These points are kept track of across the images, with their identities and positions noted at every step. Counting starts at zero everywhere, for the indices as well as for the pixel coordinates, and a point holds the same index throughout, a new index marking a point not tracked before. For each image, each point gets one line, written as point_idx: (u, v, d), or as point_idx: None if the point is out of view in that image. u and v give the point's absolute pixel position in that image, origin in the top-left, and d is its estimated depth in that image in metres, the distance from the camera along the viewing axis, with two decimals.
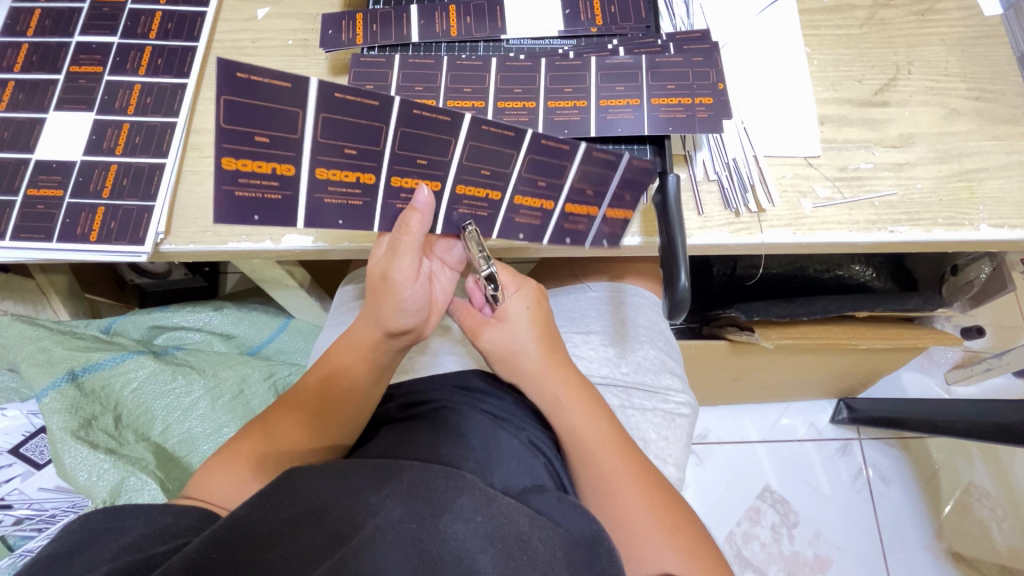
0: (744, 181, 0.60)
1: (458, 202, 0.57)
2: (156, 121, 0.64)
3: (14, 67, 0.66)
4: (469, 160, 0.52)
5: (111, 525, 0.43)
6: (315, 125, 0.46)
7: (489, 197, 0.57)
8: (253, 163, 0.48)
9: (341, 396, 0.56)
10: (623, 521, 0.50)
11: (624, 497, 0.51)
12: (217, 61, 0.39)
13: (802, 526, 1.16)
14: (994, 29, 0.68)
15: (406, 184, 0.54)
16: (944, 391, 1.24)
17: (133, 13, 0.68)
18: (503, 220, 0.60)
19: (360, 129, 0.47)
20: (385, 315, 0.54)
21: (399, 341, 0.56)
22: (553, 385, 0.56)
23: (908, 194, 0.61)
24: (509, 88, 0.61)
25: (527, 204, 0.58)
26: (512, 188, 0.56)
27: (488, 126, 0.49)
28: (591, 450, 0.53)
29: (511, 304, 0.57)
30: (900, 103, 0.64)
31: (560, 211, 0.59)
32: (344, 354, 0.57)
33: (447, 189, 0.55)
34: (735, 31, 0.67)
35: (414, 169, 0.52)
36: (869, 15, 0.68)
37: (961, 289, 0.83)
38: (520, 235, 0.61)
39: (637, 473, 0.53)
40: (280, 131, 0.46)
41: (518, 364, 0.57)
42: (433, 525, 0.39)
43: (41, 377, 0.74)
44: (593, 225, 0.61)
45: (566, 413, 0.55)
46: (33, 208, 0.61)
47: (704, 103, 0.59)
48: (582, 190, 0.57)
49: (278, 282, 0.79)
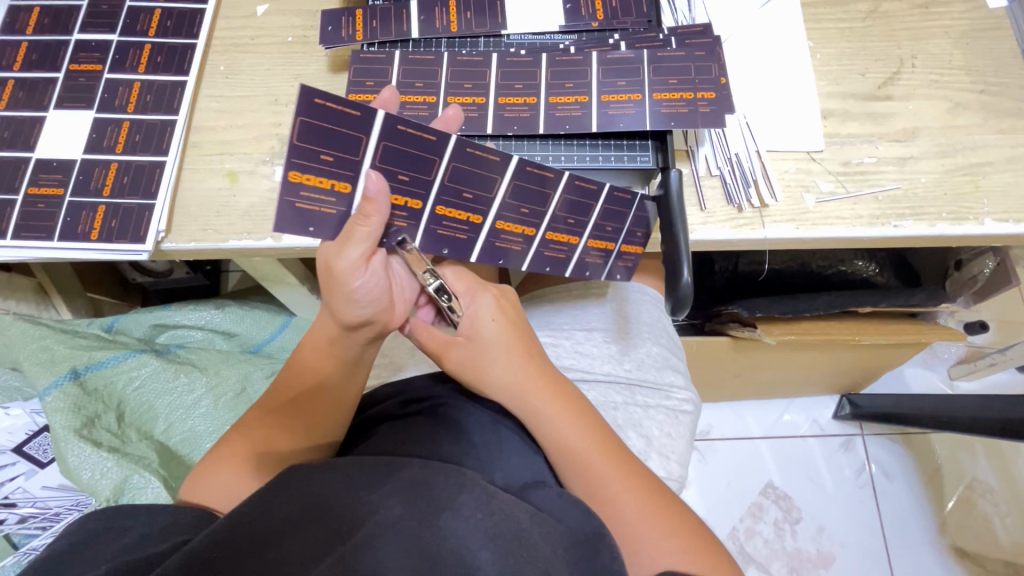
0: (746, 175, 0.60)
1: (495, 236, 0.59)
2: (156, 119, 0.64)
3: (13, 66, 0.66)
4: (511, 198, 0.56)
5: (114, 524, 0.43)
6: (376, 151, 0.50)
7: (524, 233, 0.59)
8: (315, 178, 0.50)
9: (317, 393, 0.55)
10: (618, 526, 0.49)
11: (617, 498, 0.50)
12: (302, 86, 0.44)
13: (805, 523, 1.15)
14: (998, 21, 0.67)
15: (449, 214, 0.56)
16: (948, 387, 1.25)
17: (132, 11, 0.68)
18: (535, 257, 0.61)
19: (416, 159, 0.51)
20: (341, 310, 0.51)
21: (362, 333, 0.53)
22: (529, 393, 0.53)
23: (912, 189, 0.60)
24: (510, 84, 0.61)
25: (556, 239, 0.60)
26: (545, 225, 0.59)
27: (533, 167, 0.54)
28: (577, 456, 0.52)
29: (472, 315, 0.55)
30: (903, 97, 0.64)
31: (583, 245, 0.61)
32: (310, 352, 0.55)
33: (486, 225, 0.58)
34: (737, 25, 0.66)
35: (460, 202, 0.56)
36: (872, 7, 0.68)
37: (964, 284, 0.83)
38: (547, 269, 0.62)
39: (627, 472, 0.51)
40: (344, 153, 0.49)
41: (489, 377, 0.54)
42: (433, 522, 0.39)
43: (44, 375, 0.74)
44: (542, 255, 0.61)
45: (544, 423, 0.53)
46: (34, 207, 0.61)
47: (705, 97, 0.58)
48: (603, 226, 0.59)
49: (278, 280, 0.79)
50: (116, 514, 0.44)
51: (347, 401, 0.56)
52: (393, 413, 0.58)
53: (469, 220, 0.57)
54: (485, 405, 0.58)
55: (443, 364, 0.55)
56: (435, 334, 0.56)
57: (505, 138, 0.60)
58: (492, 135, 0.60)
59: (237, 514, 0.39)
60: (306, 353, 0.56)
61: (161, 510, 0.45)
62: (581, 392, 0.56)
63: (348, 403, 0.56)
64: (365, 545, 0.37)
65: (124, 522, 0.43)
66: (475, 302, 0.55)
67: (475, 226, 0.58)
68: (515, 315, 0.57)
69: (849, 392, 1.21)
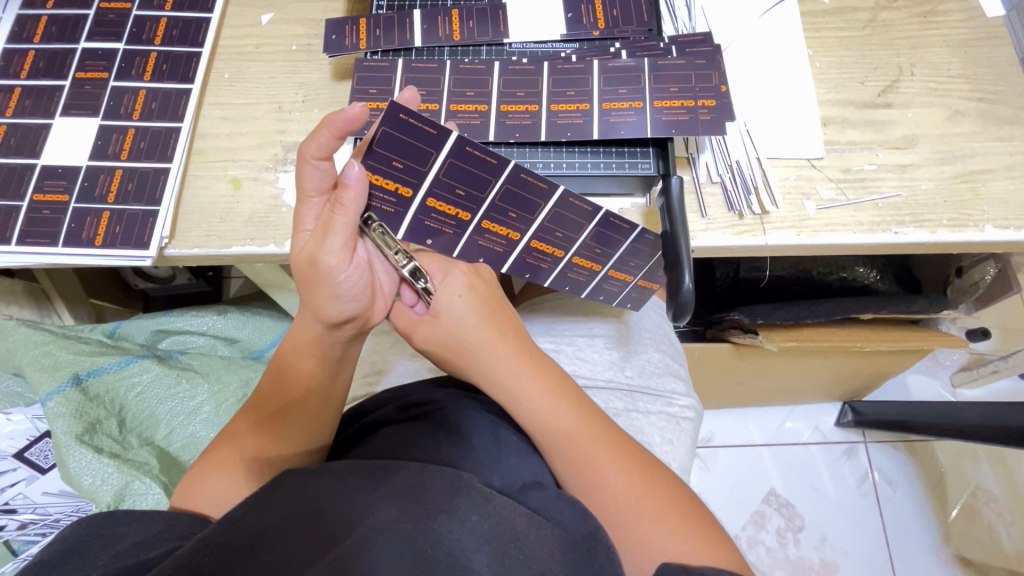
0: (747, 183, 0.60)
1: (527, 253, 0.61)
2: (160, 126, 0.64)
3: (20, 74, 0.67)
4: (550, 222, 0.57)
5: (112, 526, 0.44)
6: (441, 165, 0.50)
7: (553, 254, 0.61)
8: (382, 181, 0.51)
9: (302, 396, 0.54)
10: (608, 503, 0.49)
11: (603, 471, 0.50)
12: (391, 103, 0.44)
13: (808, 531, 1.15)
14: (996, 30, 0.68)
15: (494, 230, 0.58)
16: (949, 393, 1.26)
17: (138, 19, 0.69)
18: (557, 275, 0.63)
19: (475, 178, 0.52)
20: (321, 306, 0.50)
21: (350, 326, 0.52)
22: (505, 373, 0.54)
23: (912, 196, 0.61)
24: (512, 92, 0.61)
25: (579, 264, 0.62)
26: (574, 251, 0.60)
27: (576, 199, 0.53)
28: (557, 437, 0.52)
29: (445, 295, 0.55)
30: (903, 105, 0.64)
31: (604, 274, 0.63)
32: (292, 353, 0.54)
33: (523, 241, 0.59)
34: (737, 34, 0.67)
35: (504, 219, 0.57)
36: (871, 17, 0.68)
37: (965, 291, 0.84)
38: (567, 288, 0.65)
39: (612, 450, 0.51)
40: (413, 163, 0.50)
41: (466, 355, 0.55)
42: (428, 525, 0.39)
43: (47, 381, 0.74)
44: (560, 273, 0.63)
45: (521, 403, 0.53)
46: (39, 213, 0.61)
47: (705, 105, 0.59)
48: (626, 260, 0.60)
49: (280, 286, 0.79)
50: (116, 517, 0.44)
51: (331, 399, 0.55)
52: (392, 418, 0.58)
53: (507, 236, 0.59)
54: (484, 408, 0.58)
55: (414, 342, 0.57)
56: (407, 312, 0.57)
57: (507, 145, 0.61)
58: (494, 142, 0.60)
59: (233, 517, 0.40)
60: (286, 356, 0.55)
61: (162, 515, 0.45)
62: (559, 369, 0.56)
63: (332, 402, 0.55)
64: (360, 547, 0.37)
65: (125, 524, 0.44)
66: (448, 281, 0.56)
67: (511, 242, 0.59)
68: (488, 293, 0.58)
69: (852, 399, 1.20)
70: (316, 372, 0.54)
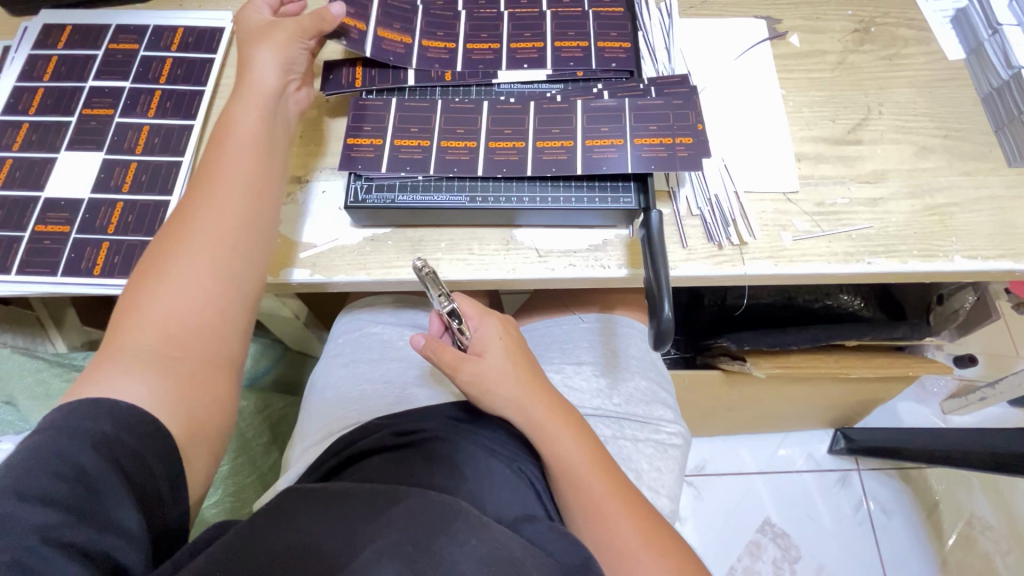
0: (725, 216, 0.63)
1: (468, 54, 0.69)
2: (162, 160, 0.67)
3: (29, 110, 0.69)
4: (473, 25, 0.70)
5: (109, 507, 0.42)
6: (456, 20, 0.71)
7: (490, 49, 0.69)
8: (395, 35, 0.68)
9: (200, 254, 0.53)
10: (612, 542, 0.53)
11: (614, 516, 0.53)
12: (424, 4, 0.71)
13: (805, 561, 1.14)
14: (958, 72, 0.72)
15: (444, 47, 0.69)
16: (940, 420, 1.24)
17: (144, 59, 0.72)
18: (508, 61, 0.68)
19: (471, 16, 0.71)
20: (237, 133, 0.58)
21: (263, 153, 0.58)
22: (536, 414, 0.57)
23: (883, 228, 0.63)
24: (500, 129, 0.64)
25: (520, 48, 0.69)
26: (486, 138, 0.64)
27: (522, 55, 0.68)
28: (575, 480, 0.55)
29: (485, 335, 0.60)
30: (872, 141, 0.68)
31: (532, 148, 0.63)
32: (209, 182, 0.55)
33: (460, 48, 0.69)
34: (714, 75, 0.71)
35: (479, 38, 0.70)
36: (839, 60, 0.72)
37: (946, 319, 0.86)
38: (525, 67, 0.68)
39: (622, 493, 0.55)
40: (403, 20, 0.69)
41: (500, 392, 0.57)
42: (430, 548, 0.42)
43: (40, 408, 0.76)
44: (488, 159, 0.63)
45: (551, 442, 0.56)
46: (40, 243, 0.63)
47: (683, 142, 0.62)
48: (548, 130, 0.64)
49: (276, 313, 0.84)
50: (124, 499, 0.43)
51: (255, 267, 0.56)
52: (387, 444, 0.58)
53: (445, 49, 0.69)
54: (477, 437, 0.59)
55: (457, 377, 0.58)
56: (448, 351, 0.58)
57: (495, 179, 0.63)
58: (482, 178, 0.63)
59: (234, 543, 0.42)
60: (199, 193, 0.55)
61: (149, 527, 0.44)
62: (579, 414, 0.60)
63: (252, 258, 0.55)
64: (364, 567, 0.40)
65: (122, 517, 0.42)
66: (486, 326, 0.61)
67: (449, 52, 0.69)
68: (521, 344, 0.62)
69: (842, 425, 1.20)
70: (239, 210, 0.55)
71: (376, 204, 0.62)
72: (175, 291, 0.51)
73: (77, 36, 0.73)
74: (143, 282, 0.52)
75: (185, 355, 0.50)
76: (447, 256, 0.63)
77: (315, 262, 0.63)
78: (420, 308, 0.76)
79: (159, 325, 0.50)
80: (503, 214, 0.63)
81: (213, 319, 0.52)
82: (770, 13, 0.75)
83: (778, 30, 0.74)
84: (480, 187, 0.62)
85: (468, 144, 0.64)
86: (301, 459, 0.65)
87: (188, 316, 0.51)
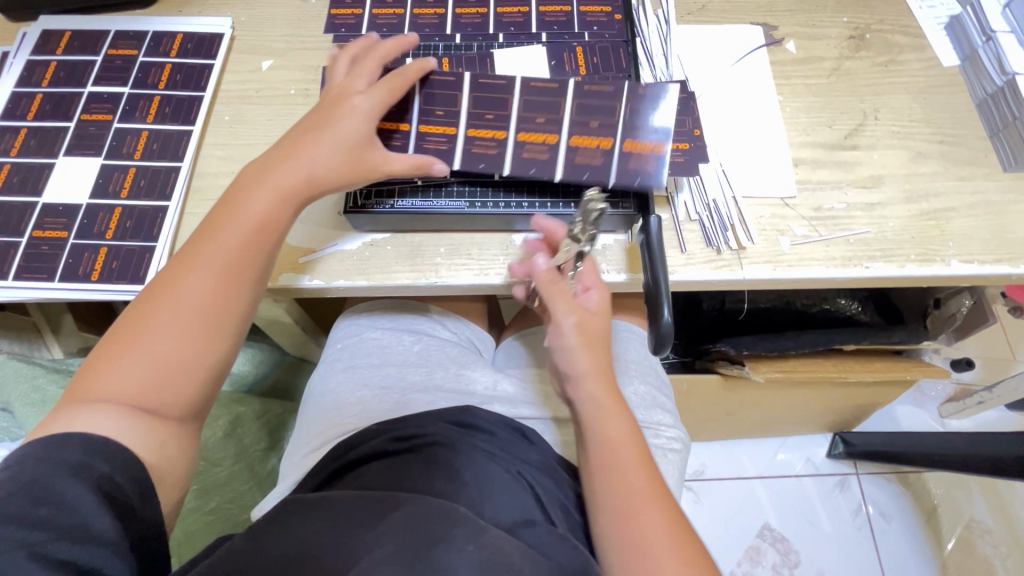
0: (724, 220, 0.63)
1: (458, 19, 0.72)
2: (161, 165, 0.67)
3: (27, 116, 0.69)
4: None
5: (89, 519, 0.42)
6: None
7: (478, 14, 0.72)
8: (389, 9, 0.72)
9: (195, 297, 0.51)
10: (638, 540, 0.50)
11: (646, 514, 0.51)
12: None
13: (804, 567, 1.13)
14: (953, 78, 0.72)
15: (431, 12, 0.72)
16: (938, 424, 1.24)
17: (144, 65, 0.72)
18: (495, 24, 0.72)
19: None
20: (244, 212, 0.54)
21: (262, 243, 0.54)
22: (600, 394, 0.55)
23: (880, 233, 0.64)
24: (482, 114, 0.62)
25: (507, 12, 0.72)
26: (465, 122, 0.62)
27: (509, 19, 0.71)
28: (619, 470, 0.53)
29: (592, 299, 0.59)
30: (868, 146, 0.68)
31: (513, 139, 0.61)
32: (201, 256, 0.52)
33: (450, 13, 0.72)
34: (711, 80, 0.71)
35: (470, 2, 0.73)
36: (835, 66, 0.73)
37: (944, 322, 0.87)
38: (511, 30, 0.71)
39: (659, 493, 0.53)
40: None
41: (586, 359, 0.56)
42: (426, 554, 0.42)
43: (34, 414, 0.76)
44: (465, 149, 0.61)
45: (604, 427, 0.54)
46: (38, 248, 0.63)
47: (680, 149, 0.63)
48: (531, 117, 0.62)
49: (274, 318, 0.83)
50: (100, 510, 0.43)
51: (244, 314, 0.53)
52: (385, 449, 0.58)
53: (436, 14, 0.72)
54: (478, 444, 0.59)
55: (557, 314, 0.56)
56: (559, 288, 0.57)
57: (494, 185, 0.63)
58: (481, 183, 0.63)
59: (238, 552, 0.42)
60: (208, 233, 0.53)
61: (131, 537, 0.45)
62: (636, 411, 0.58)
63: (223, 345, 0.52)
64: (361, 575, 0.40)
65: (100, 525, 0.42)
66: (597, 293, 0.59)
67: (440, 18, 0.72)
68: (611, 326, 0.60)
69: (841, 430, 1.21)
70: (239, 253, 0.53)
71: (375, 208, 0.62)
72: (163, 334, 0.50)
73: (77, 42, 0.73)
74: (142, 311, 0.50)
75: (164, 398, 0.49)
76: (446, 261, 0.63)
77: (313, 268, 0.63)
78: (419, 314, 0.76)
79: (157, 340, 0.50)
80: (503, 219, 0.63)
81: (186, 382, 0.50)
82: (767, 20, 0.76)
83: (775, 37, 0.75)
84: (480, 193, 0.63)
85: (445, 130, 0.62)
86: (300, 466, 0.65)
87: (181, 336, 0.50)
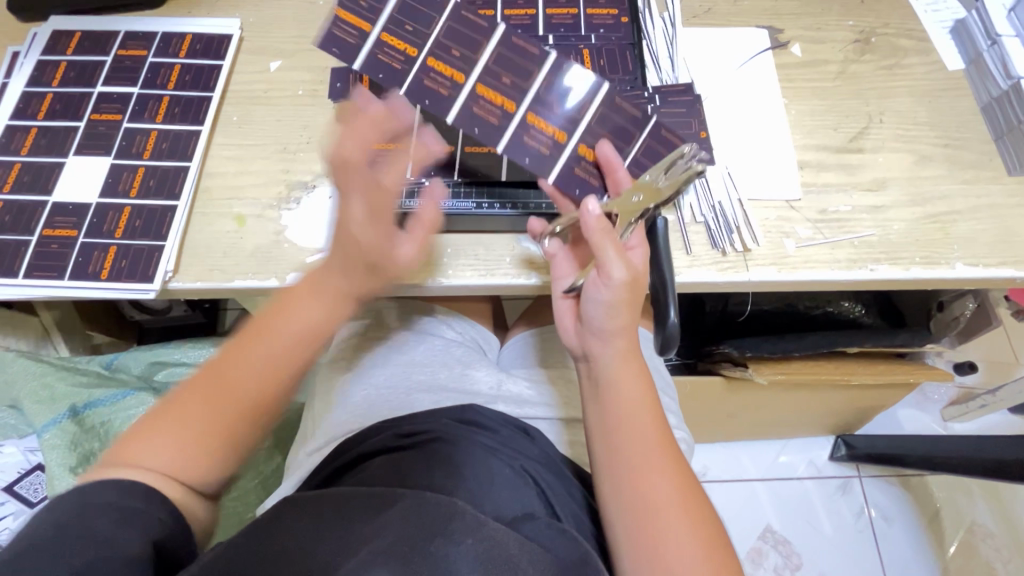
0: (729, 222, 0.64)
1: None
2: (169, 165, 0.68)
3: (37, 115, 0.70)
4: None
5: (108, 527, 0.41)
6: None
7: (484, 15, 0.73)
8: None
9: (250, 381, 0.54)
10: (645, 497, 0.52)
11: (655, 472, 0.53)
12: None
13: (806, 570, 1.13)
14: (957, 82, 0.73)
15: None
16: (941, 427, 1.24)
17: (153, 65, 0.73)
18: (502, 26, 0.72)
19: None
20: (299, 314, 0.57)
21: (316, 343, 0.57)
22: (621, 352, 0.56)
23: (885, 235, 0.64)
24: (499, 74, 0.60)
25: (514, 14, 0.72)
26: (477, 75, 0.60)
27: (516, 20, 0.72)
28: (633, 427, 0.55)
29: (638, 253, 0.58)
30: (873, 149, 0.68)
31: (520, 117, 0.60)
32: (261, 342, 0.55)
33: None
34: (717, 83, 0.72)
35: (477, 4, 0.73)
36: (840, 69, 0.73)
37: (948, 325, 0.87)
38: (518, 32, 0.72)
39: (669, 455, 0.54)
40: None
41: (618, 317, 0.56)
42: (423, 547, 0.42)
43: (44, 413, 0.78)
44: (467, 108, 0.60)
45: (620, 386, 0.56)
46: (48, 247, 0.64)
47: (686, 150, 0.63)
48: (547, 102, 0.61)
49: None
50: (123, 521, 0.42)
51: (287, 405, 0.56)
52: (387, 445, 0.58)
53: None
54: (480, 440, 0.59)
55: (604, 260, 0.53)
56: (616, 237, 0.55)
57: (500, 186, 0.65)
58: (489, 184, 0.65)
59: (239, 542, 0.43)
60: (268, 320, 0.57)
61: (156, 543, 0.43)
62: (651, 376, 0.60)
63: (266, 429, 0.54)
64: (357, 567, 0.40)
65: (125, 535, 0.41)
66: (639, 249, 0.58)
67: None
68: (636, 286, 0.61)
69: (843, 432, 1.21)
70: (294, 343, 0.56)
71: None
72: (213, 411, 0.52)
73: (87, 42, 0.74)
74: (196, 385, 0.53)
75: (205, 468, 0.51)
76: (452, 261, 0.64)
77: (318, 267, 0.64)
78: (425, 313, 0.76)
79: (206, 416, 0.52)
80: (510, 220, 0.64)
81: (228, 459, 0.52)
82: (772, 23, 0.76)
83: (780, 40, 0.75)
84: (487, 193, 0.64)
85: (455, 79, 0.59)
86: (306, 465, 0.65)
87: (230, 418, 0.52)
